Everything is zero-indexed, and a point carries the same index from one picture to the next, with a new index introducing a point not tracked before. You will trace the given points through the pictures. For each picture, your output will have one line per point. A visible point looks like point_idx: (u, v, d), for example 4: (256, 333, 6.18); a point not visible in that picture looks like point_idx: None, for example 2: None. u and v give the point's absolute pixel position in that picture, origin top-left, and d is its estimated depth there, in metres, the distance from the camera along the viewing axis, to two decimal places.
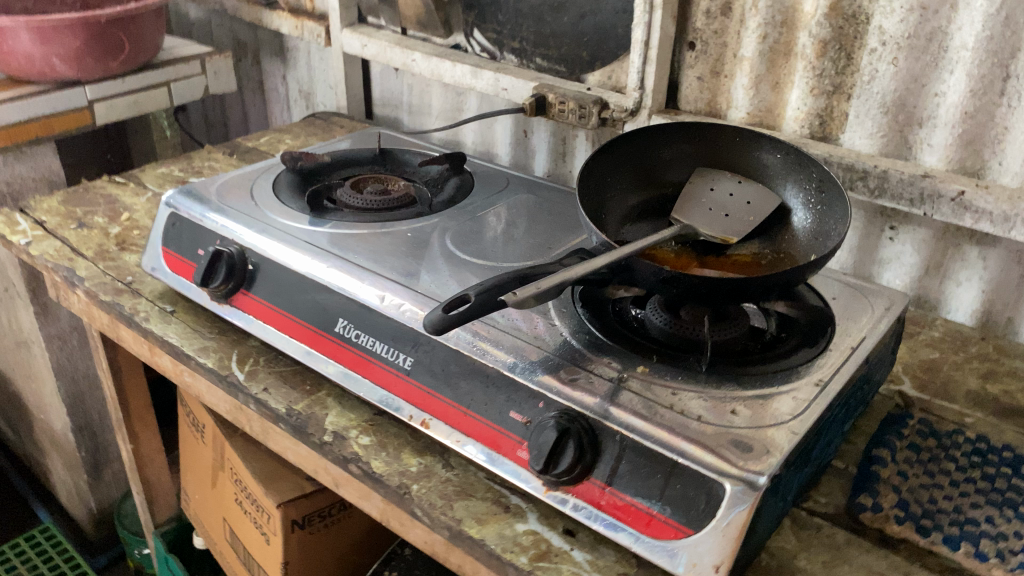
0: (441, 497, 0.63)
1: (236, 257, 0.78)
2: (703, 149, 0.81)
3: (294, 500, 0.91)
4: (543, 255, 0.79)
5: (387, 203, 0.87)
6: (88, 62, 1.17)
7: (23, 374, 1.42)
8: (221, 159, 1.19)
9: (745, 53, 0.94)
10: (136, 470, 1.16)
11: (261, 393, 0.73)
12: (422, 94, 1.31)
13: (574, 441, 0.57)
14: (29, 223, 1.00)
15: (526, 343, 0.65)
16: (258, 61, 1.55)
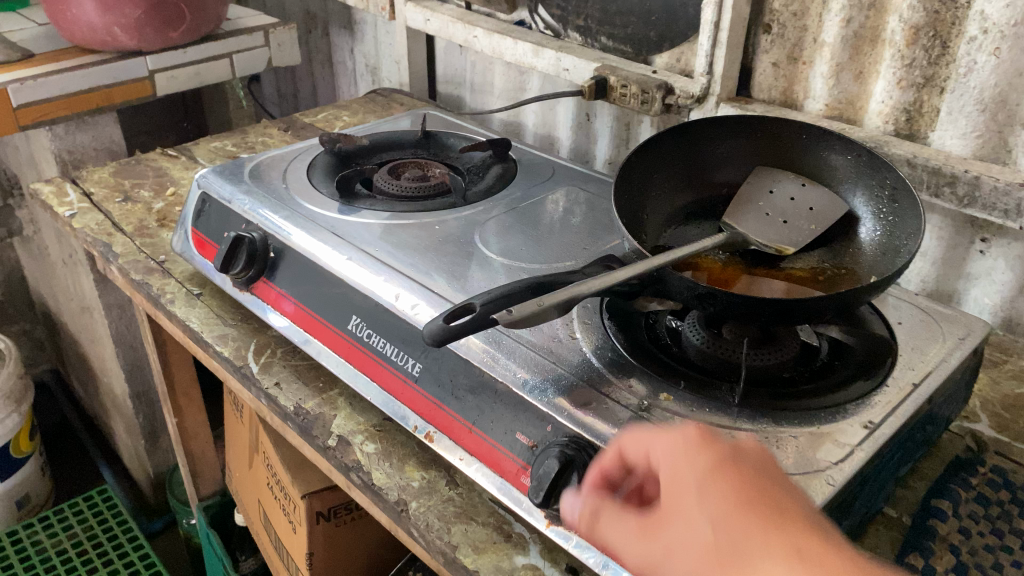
0: (440, 518, 0.58)
1: (257, 243, 0.74)
2: (764, 147, 0.73)
3: (318, 492, 0.88)
4: (579, 253, 0.72)
5: (422, 190, 0.82)
6: (148, 33, 1.16)
7: (88, 337, 1.45)
8: (275, 135, 1.17)
9: (826, 38, 0.84)
10: (180, 444, 1.16)
11: (273, 387, 0.70)
12: (485, 72, 1.26)
13: (580, 473, 0.51)
14: (77, 195, 1.00)
15: (542, 357, 0.59)
16: (327, 33, 1.52)
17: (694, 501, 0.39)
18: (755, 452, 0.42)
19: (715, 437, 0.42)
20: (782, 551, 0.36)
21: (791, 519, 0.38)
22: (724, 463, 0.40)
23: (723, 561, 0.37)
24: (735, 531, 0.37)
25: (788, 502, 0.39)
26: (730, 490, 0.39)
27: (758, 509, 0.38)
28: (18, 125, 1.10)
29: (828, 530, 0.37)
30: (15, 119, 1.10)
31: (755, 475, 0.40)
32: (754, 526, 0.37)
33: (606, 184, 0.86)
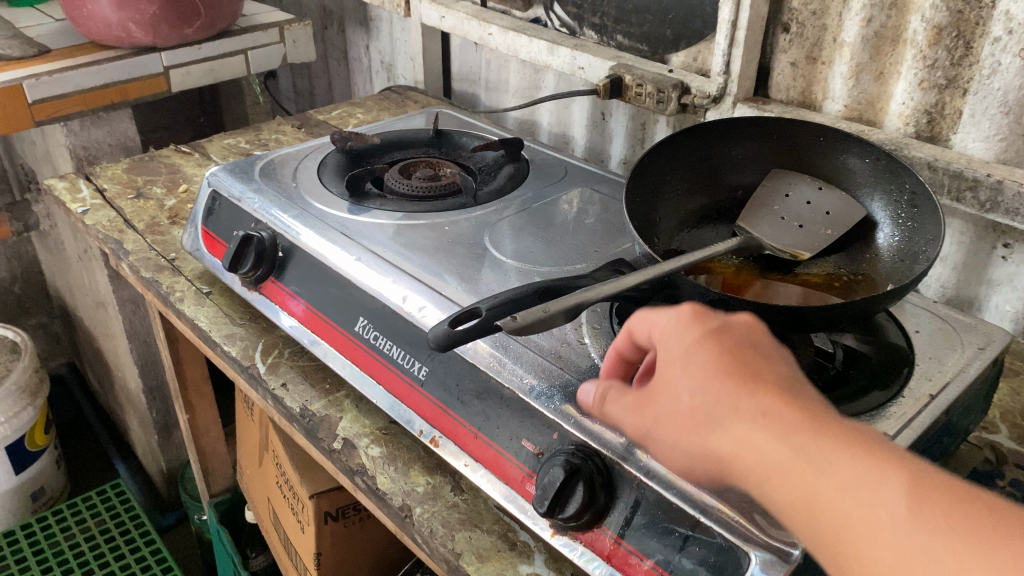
0: (444, 525, 0.58)
1: (266, 242, 0.74)
2: (781, 150, 0.71)
3: (327, 492, 0.88)
4: (589, 254, 0.71)
5: (432, 190, 0.82)
6: (163, 29, 1.16)
7: (103, 332, 1.45)
8: (289, 132, 1.16)
9: (846, 38, 0.83)
10: (192, 440, 1.16)
11: (279, 388, 0.70)
12: (500, 70, 1.25)
13: (585, 483, 0.50)
14: (90, 191, 1.00)
15: (548, 363, 0.58)
16: (343, 30, 1.51)
17: (681, 370, 0.43)
18: (746, 323, 0.45)
19: (708, 313, 0.45)
20: (763, 416, 0.40)
21: (775, 387, 0.41)
22: (717, 337, 0.43)
23: (711, 427, 0.41)
24: (723, 400, 0.41)
25: (774, 372, 0.42)
26: (720, 361, 0.42)
27: (745, 378, 0.41)
28: (32, 120, 1.11)
29: (809, 398, 0.41)
30: (30, 115, 1.10)
31: (745, 347, 0.43)
32: (741, 396, 0.41)
33: (619, 185, 0.84)
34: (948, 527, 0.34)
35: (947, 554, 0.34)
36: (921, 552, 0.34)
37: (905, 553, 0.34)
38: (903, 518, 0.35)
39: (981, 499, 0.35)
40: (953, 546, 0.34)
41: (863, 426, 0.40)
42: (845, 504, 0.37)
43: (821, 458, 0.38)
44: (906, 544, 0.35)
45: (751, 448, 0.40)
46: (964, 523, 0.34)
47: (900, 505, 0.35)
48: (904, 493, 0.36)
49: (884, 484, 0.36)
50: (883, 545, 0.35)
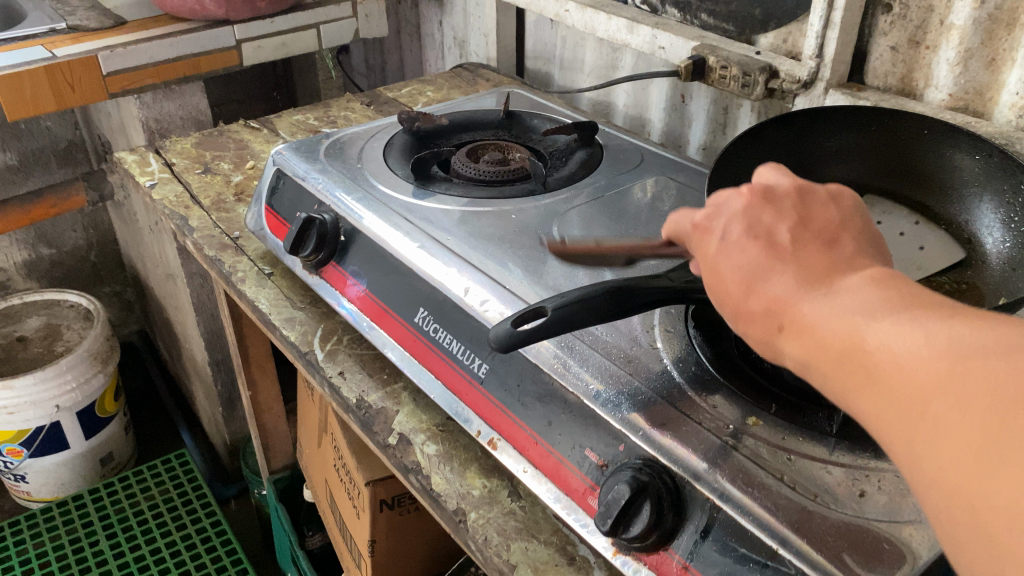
0: (500, 534, 0.55)
1: (328, 225, 0.72)
2: (880, 142, 0.65)
3: (384, 480, 0.86)
4: (662, 251, 0.66)
5: (500, 175, 0.78)
6: (236, 2, 1.15)
7: (172, 302, 1.47)
8: (358, 109, 1.14)
9: (955, 21, 0.76)
10: (253, 416, 1.16)
11: (336, 376, 0.68)
12: (576, 48, 1.20)
13: (652, 502, 0.47)
14: (159, 165, 1.00)
15: (616, 367, 0.55)
16: (416, 5, 1.49)
17: (708, 284, 0.42)
18: (756, 202, 0.42)
19: (721, 211, 0.43)
20: (775, 322, 0.39)
21: (787, 262, 0.39)
22: (726, 238, 0.42)
23: (744, 327, 0.41)
24: (749, 299, 0.40)
25: (788, 246, 0.40)
26: (737, 268, 0.40)
27: (759, 271, 0.40)
28: (106, 92, 1.11)
29: (826, 263, 0.39)
30: (104, 87, 1.10)
31: (755, 231, 0.41)
32: (755, 296, 0.39)
33: (698, 174, 0.79)
34: (915, 357, 0.33)
35: (911, 385, 0.33)
36: (892, 397, 0.33)
37: (885, 395, 0.34)
38: (881, 361, 0.34)
39: (959, 320, 0.33)
40: (917, 374, 0.33)
41: (875, 275, 0.38)
42: (841, 374, 0.36)
43: (817, 326, 0.37)
44: (883, 384, 0.34)
45: (779, 349, 0.39)
46: (928, 348, 0.33)
47: (878, 348, 0.34)
48: (880, 333, 0.35)
49: (869, 333, 0.35)
50: (869, 391, 0.35)
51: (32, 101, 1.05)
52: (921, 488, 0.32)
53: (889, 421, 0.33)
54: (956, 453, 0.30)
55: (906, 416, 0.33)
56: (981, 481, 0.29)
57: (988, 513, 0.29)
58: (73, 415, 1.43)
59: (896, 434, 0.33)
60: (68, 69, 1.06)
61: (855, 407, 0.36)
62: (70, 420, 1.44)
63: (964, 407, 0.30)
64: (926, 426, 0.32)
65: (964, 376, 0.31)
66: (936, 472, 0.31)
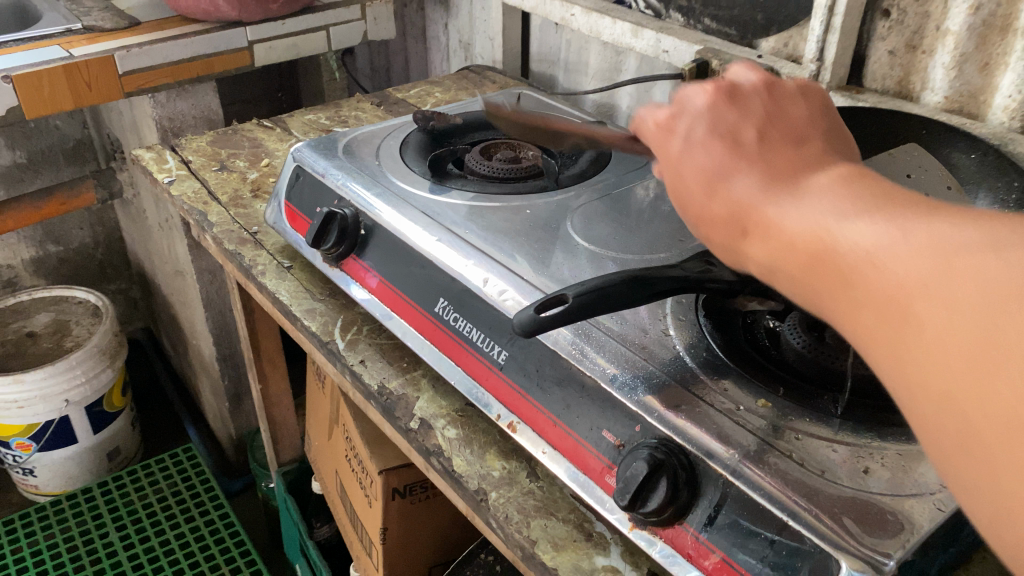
0: (520, 511, 0.57)
1: (349, 219, 0.74)
2: (880, 141, 0.68)
3: (396, 469, 0.88)
4: (671, 246, 0.69)
5: (514, 172, 0.81)
6: (249, 3, 1.18)
7: (180, 299, 1.50)
8: (368, 109, 1.16)
9: (950, 26, 0.79)
10: (264, 409, 1.18)
11: (358, 364, 0.70)
12: (580, 51, 1.23)
13: (669, 478, 0.50)
14: (176, 162, 1.02)
15: (631, 353, 0.57)
16: (422, 7, 1.52)
17: (677, 187, 0.45)
18: (719, 104, 0.46)
19: (689, 113, 0.46)
20: (742, 224, 0.42)
21: (751, 162, 0.43)
22: (690, 136, 0.45)
23: (714, 234, 0.44)
24: (714, 201, 0.43)
25: (751, 147, 0.43)
26: (700, 167, 0.44)
27: (721, 171, 0.43)
28: (122, 92, 1.13)
29: (793, 165, 0.42)
30: (120, 86, 1.13)
31: (720, 131, 0.45)
32: (723, 199, 0.43)
33: None
34: (889, 256, 0.34)
35: (887, 285, 0.33)
36: (869, 299, 0.34)
37: (861, 296, 0.35)
38: (853, 261, 0.35)
39: (931, 216, 0.34)
40: (892, 274, 0.33)
41: (847, 177, 0.40)
42: (817, 277, 0.37)
43: (789, 233, 0.39)
44: (861, 286, 0.34)
45: (751, 252, 0.42)
46: (903, 245, 0.33)
47: (852, 251, 0.35)
48: (849, 233, 0.36)
49: (841, 234, 0.36)
50: (848, 296, 0.35)
51: (50, 99, 1.08)
52: (900, 387, 0.32)
53: (868, 325, 0.34)
54: (934, 349, 0.30)
55: (886, 317, 0.33)
56: (955, 370, 0.29)
57: (964, 401, 0.29)
58: (81, 410, 1.45)
59: (876, 337, 0.34)
60: (85, 68, 1.09)
61: (836, 314, 0.37)
62: (78, 414, 1.46)
63: (938, 299, 0.31)
64: (904, 325, 0.32)
65: (937, 268, 0.31)
66: (914, 368, 0.31)
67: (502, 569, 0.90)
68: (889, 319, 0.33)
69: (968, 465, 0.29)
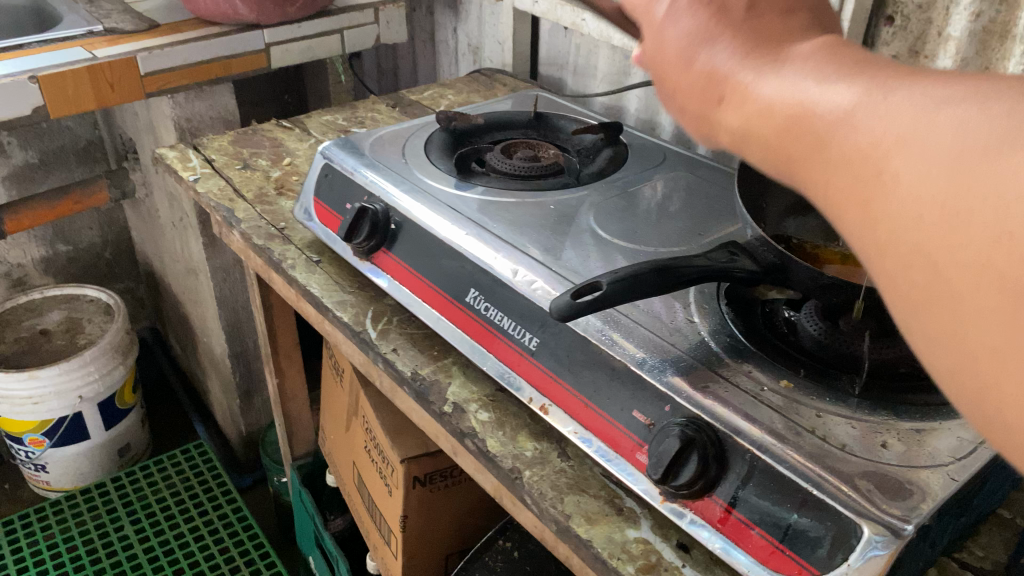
0: (553, 488, 0.61)
1: (380, 214, 0.77)
2: None
3: (418, 457, 0.90)
4: (691, 240, 0.72)
5: (535, 170, 0.84)
6: (267, 7, 1.21)
7: (191, 298, 1.52)
8: (384, 111, 1.19)
9: (952, 32, 0.82)
10: (280, 403, 1.21)
11: (390, 353, 0.73)
12: (589, 55, 1.26)
13: (699, 453, 0.53)
14: (199, 160, 1.05)
15: (659, 339, 0.61)
16: (431, 12, 1.55)
17: (653, 56, 0.43)
18: None
19: None
20: (717, 91, 0.39)
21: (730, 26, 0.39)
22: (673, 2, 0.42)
23: (691, 103, 0.42)
24: (689, 70, 0.41)
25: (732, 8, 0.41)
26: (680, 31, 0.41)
27: (699, 36, 0.40)
28: (143, 92, 1.16)
29: (774, 31, 0.39)
30: (141, 86, 1.15)
31: None
32: (701, 65, 0.40)
33: (717, 171, 0.86)
34: (867, 116, 0.31)
35: (862, 149, 0.31)
36: (843, 163, 0.32)
37: (835, 163, 0.32)
38: (830, 125, 0.32)
39: (916, 76, 0.31)
40: (868, 134, 0.31)
41: (831, 43, 0.37)
42: (793, 144, 0.35)
43: (764, 103, 0.36)
44: (836, 156, 0.32)
45: (722, 121, 0.40)
46: (881, 106, 0.31)
47: (829, 111, 0.33)
48: (828, 97, 0.33)
49: (820, 99, 0.33)
50: (821, 167, 0.33)
51: (74, 99, 1.10)
52: (878, 265, 0.31)
53: (840, 190, 0.32)
54: (911, 209, 0.28)
55: (860, 181, 0.31)
56: (933, 241, 0.28)
57: (946, 272, 0.27)
58: (94, 406, 1.47)
59: (849, 201, 0.31)
60: (108, 69, 1.11)
61: (811, 188, 0.34)
62: (91, 410, 1.48)
63: (916, 161, 0.28)
64: (880, 187, 0.30)
65: (916, 129, 0.29)
66: (894, 240, 0.29)
67: (521, 556, 0.93)
68: (863, 181, 0.30)
69: (946, 344, 0.28)
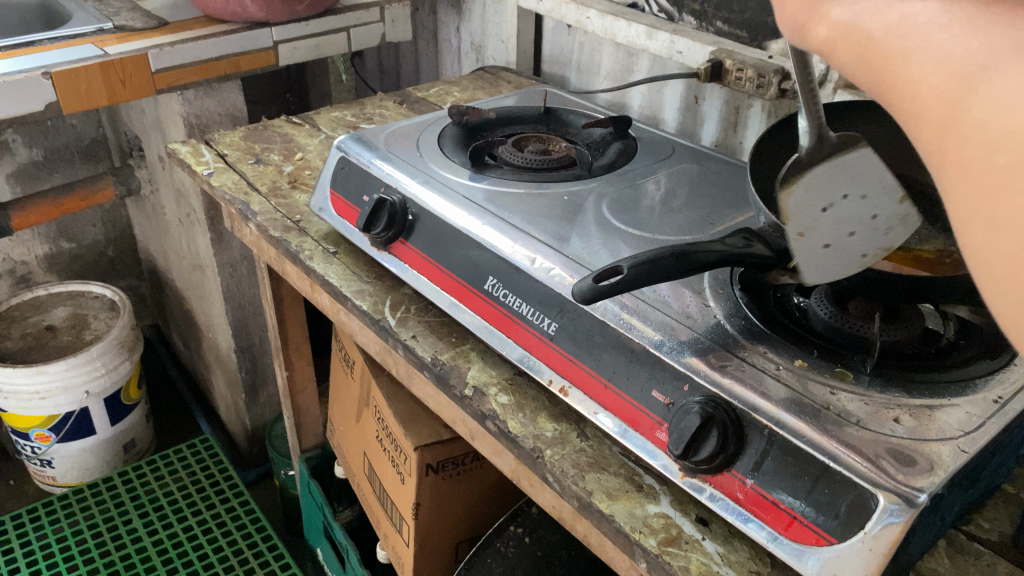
0: (574, 466, 0.63)
1: (397, 206, 0.79)
2: (890, 129, 0.72)
3: (431, 445, 0.92)
4: (702, 229, 0.74)
5: (547, 163, 0.87)
6: (276, 5, 1.23)
7: (196, 294, 1.54)
8: (391, 107, 1.21)
9: None
10: (289, 396, 1.22)
11: (410, 339, 0.75)
12: (593, 53, 1.28)
13: (719, 430, 0.55)
14: (212, 155, 1.06)
15: (676, 322, 0.63)
16: (434, 11, 1.57)
17: None
18: None
19: None
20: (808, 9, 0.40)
21: None
22: None
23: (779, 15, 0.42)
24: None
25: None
26: None
27: None
28: (154, 88, 1.17)
29: None
30: (153, 83, 1.17)
31: None
32: None
33: (725, 164, 0.88)
34: (967, 38, 0.33)
35: (955, 78, 0.33)
36: (936, 82, 0.34)
37: (929, 84, 0.34)
38: (929, 48, 0.34)
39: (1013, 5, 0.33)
40: (966, 56, 0.33)
41: None
42: (884, 62, 0.36)
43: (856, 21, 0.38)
44: (929, 86, 0.34)
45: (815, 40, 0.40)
46: (978, 37, 0.33)
47: (928, 34, 0.35)
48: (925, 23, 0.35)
49: (917, 22, 0.35)
50: (908, 90, 0.35)
51: (87, 95, 1.11)
52: (954, 176, 0.33)
53: (929, 105, 0.34)
54: (1004, 124, 0.31)
55: (951, 98, 0.33)
56: (1012, 171, 0.31)
57: (1018, 209, 0.31)
58: (100, 401, 1.48)
59: (937, 116, 0.34)
60: (120, 66, 1.12)
61: (896, 111, 0.37)
62: (97, 406, 1.49)
63: (1011, 90, 0.31)
64: (972, 103, 0.32)
65: (1013, 62, 0.31)
66: (971, 173, 0.32)
67: (531, 541, 0.95)
68: (956, 100, 0.33)
69: (1002, 271, 0.31)
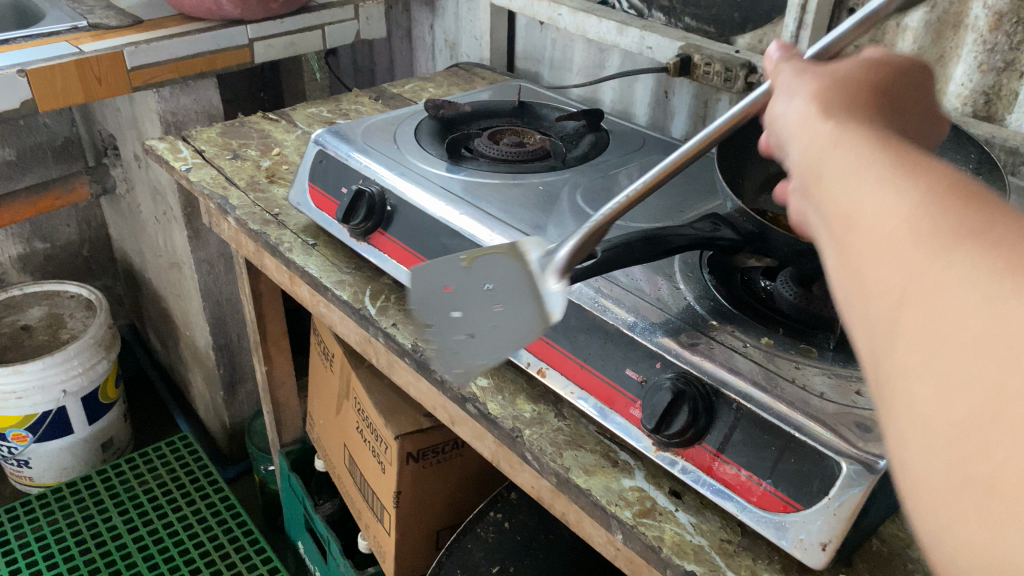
0: (552, 445, 0.65)
1: (376, 197, 0.81)
2: None
3: (410, 434, 0.94)
4: (673, 217, 0.77)
5: (521, 154, 0.89)
6: (251, 4, 1.24)
7: (173, 291, 1.54)
8: (367, 103, 1.22)
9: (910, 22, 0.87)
10: (269, 391, 1.23)
11: (390, 327, 0.77)
12: (565, 49, 1.30)
13: (690, 405, 0.57)
14: (190, 151, 1.07)
15: (649, 305, 0.65)
16: (408, 9, 1.59)
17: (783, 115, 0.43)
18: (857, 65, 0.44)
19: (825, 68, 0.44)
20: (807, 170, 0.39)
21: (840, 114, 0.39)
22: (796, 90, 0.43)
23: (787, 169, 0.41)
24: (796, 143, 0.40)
25: (861, 98, 0.41)
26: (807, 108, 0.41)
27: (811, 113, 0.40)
28: (130, 86, 1.18)
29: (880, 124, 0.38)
30: (129, 81, 1.17)
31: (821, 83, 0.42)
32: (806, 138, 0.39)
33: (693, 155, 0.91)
34: (920, 226, 0.30)
35: (904, 269, 0.30)
36: (886, 265, 0.31)
37: (879, 265, 0.32)
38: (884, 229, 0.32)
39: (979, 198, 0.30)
40: (918, 247, 0.30)
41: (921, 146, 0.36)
42: (847, 235, 0.34)
43: (835, 191, 0.36)
44: (876, 247, 0.32)
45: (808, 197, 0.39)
46: (933, 230, 0.30)
47: (886, 215, 0.32)
48: (886, 200, 0.33)
49: (878, 200, 0.33)
50: (861, 268, 0.33)
51: (62, 93, 1.12)
52: (893, 370, 0.30)
53: (878, 286, 0.31)
54: (943, 328, 0.28)
55: (895, 288, 0.31)
56: (947, 377, 0.28)
57: (943, 401, 0.28)
58: (77, 400, 1.48)
59: (885, 301, 0.31)
60: (95, 64, 1.13)
61: (841, 273, 0.34)
62: (74, 405, 1.48)
63: (953, 292, 0.28)
64: (915, 298, 0.29)
65: (959, 265, 0.28)
66: (914, 337, 0.29)
67: (511, 526, 0.96)
68: (902, 290, 0.30)
69: (924, 463, 0.28)
